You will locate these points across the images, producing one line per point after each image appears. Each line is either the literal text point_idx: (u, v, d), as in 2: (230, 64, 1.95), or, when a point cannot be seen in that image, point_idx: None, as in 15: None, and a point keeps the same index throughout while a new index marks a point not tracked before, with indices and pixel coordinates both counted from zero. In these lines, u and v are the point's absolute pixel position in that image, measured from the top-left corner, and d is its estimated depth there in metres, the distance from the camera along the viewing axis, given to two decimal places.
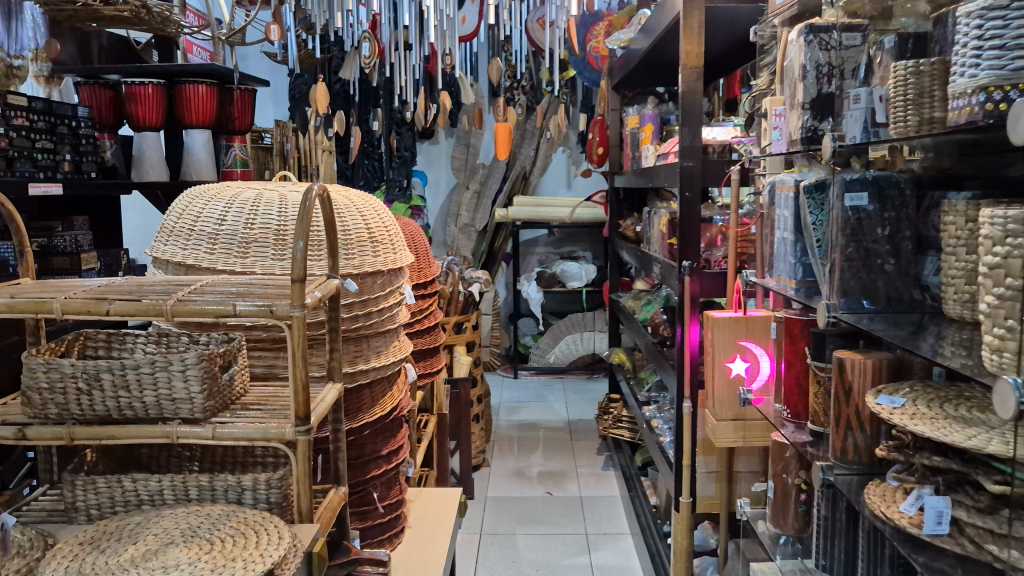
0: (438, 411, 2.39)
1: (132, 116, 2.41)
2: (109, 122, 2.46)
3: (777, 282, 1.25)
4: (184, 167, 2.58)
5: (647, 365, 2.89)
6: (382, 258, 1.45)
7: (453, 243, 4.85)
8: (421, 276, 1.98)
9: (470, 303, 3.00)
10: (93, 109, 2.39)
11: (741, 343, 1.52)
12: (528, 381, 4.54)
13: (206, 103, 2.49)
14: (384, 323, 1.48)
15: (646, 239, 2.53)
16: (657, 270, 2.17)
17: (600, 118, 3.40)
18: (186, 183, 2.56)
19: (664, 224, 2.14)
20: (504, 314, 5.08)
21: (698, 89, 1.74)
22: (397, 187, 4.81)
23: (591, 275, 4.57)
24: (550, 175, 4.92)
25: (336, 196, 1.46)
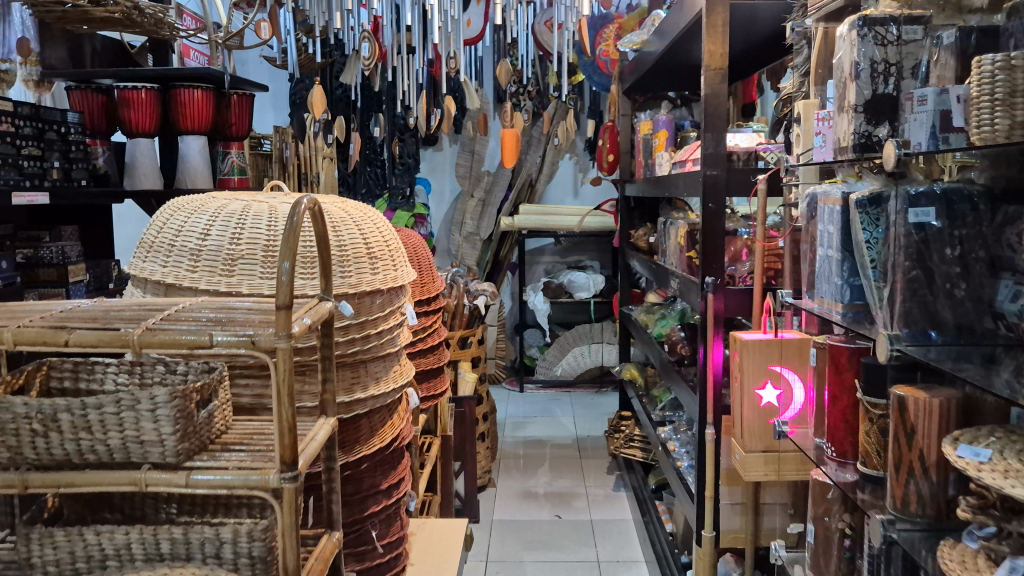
0: (442, 433, 2.27)
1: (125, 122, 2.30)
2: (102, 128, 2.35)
3: (819, 305, 1.12)
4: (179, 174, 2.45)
5: (660, 382, 2.78)
6: (381, 277, 1.33)
7: (457, 252, 4.74)
8: (425, 293, 1.86)
9: (476, 316, 2.89)
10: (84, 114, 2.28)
11: (773, 368, 1.39)
12: (534, 395, 4.42)
13: (202, 109, 2.37)
14: (383, 347, 1.36)
15: (661, 251, 2.41)
16: (675, 284, 2.05)
17: (610, 124, 3.28)
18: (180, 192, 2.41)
19: (682, 236, 2.01)
20: (509, 325, 4.96)
21: (723, 92, 1.62)
22: (399, 195, 4.71)
23: (600, 285, 4.45)
24: (557, 182, 4.80)
25: (331, 208, 1.33)
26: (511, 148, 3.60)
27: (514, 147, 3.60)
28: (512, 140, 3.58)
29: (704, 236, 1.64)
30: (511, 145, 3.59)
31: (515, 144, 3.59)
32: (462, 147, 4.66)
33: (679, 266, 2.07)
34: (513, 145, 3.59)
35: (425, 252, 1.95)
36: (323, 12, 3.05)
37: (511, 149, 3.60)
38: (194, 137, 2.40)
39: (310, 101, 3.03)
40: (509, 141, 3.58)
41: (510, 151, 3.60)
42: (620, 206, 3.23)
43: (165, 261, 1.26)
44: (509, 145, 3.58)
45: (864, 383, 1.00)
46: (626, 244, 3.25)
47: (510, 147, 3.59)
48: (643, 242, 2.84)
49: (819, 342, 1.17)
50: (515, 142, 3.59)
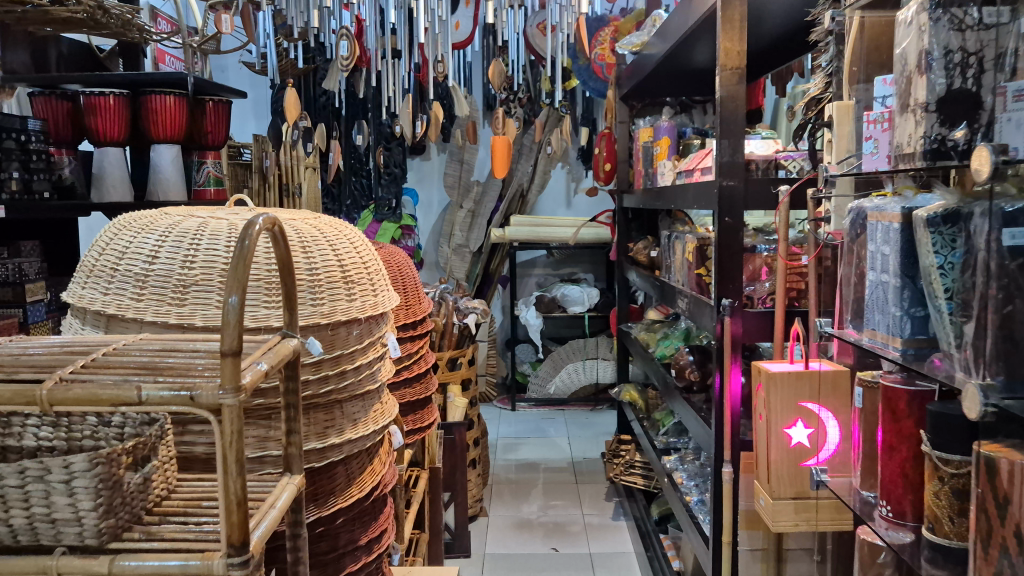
0: (430, 465, 2.09)
1: (91, 130, 2.04)
2: (68, 137, 2.09)
3: (870, 339, 0.96)
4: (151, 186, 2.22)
5: (663, 405, 2.63)
6: (359, 303, 1.17)
7: (446, 265, 4.57)
8: (410, 317, 1.69)
9: (465, 336, 2.72)
10: (46, 123, 2.02)
11: (803, 406, 1.23)
12: (527, 414, 4.25)
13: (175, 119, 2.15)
14: (362, 384, 1.20)
15: (664, 266, 2.25)
16: (683, 304, 1.89)
17: (606, 132, 3.12)
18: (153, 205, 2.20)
19: (691, 251, 1.87)
20: (500, 340, 4.80)
21: (740, 95, 1.47)
22: (386, 207, 4.56)
23: (594, 300, 4.29)
24: (548, 193, 4.65)
25: (300, 225, 1.17)
26: (500, 158, 3.44)
27: (504, 157, 3.44)
28: (502, 150, 3.42)
29: (720, 254, 1.48)
30: (501, 154, 3.43)
31: (506, 154, 3.43)
32: (450, 156, 4.50)
33: (687, 285, 1.91)
34: (504, 154, 3.43)
35: (409, 269, 1.79)
36: (303, 12, 2.89)
37: (501, 159, 3.44)
38: (166, 146, 2.17)
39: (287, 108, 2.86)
40: (500, 151, 3.42)
41: (500, 161, 3.45)
42: (618, 218, 3.07)
43: (107, 287, 1.09)
44: (499, 155, 3.43)
45: (930, 436, 0.84)
46: (624, 257, 3.09)
47: (500, 157, 3.44)
48: (643, 256, 2.69)
49: (866, 381, 1.01)
50: (505, 152, 3.42)
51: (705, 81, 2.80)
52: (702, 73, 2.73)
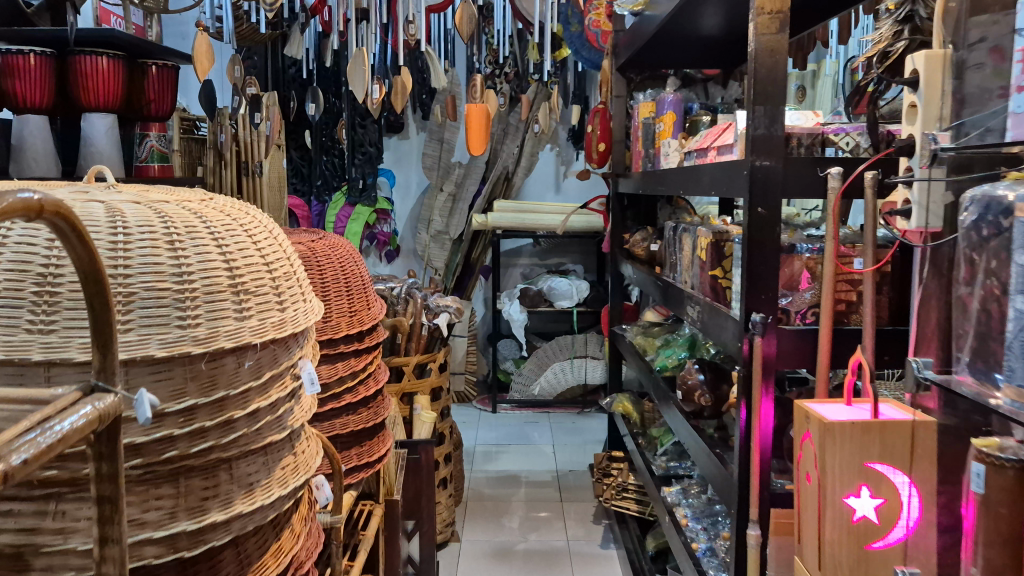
0: (386, 497, 1.76)
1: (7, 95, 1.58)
2: None
3: (1012, 401, 0.63)
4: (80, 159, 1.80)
5: (661, 422, 2.34)
6: (253, 324, 0.82)
7: (424, 252, 4.24)
8: (354, 329, 1.35)
9: (436, 338, 2.39)
10: None
11: (870, 468, 0.90)
12: (508, 417, 3.93)
13: (111, 84, 1.79)
14: (261, 434, 0.86)
15: (667, 265, 1.92)
16: (693, 312, 1.56)
17: (600, 107, 2.77)
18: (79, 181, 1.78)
19: (704, 248, 1.54)
20: (481, 335, 4.47)
21: (782, 47, 1.12)
22: (359, 188, 4.24)
23: (583, 294, 3.97)
24: (536, 176, 4.32)
25: (170, 210, 0.82)
26: (478, 136, 3.10)
27: (481, 133, 3.09)
28: (480, 126, 3.07)
29: (749, 254, 1.15)
30: (477, 132, 3.09)
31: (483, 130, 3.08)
32: (430, 135, 4.14)
33: (699, 289, 1.58)
34: (482, 131, 3.08)
35: (356, 266, 1.44)
36: None
37: (479, 139, 3.12)
38: (100, 115, 1.79)
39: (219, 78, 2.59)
40: (477, 129, 3.09)
41: (479, 141, 3.12)
42: (612, 204, 2.74)
43: None
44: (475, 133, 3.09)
45: None
46: (619, 250, 2.75)
47: (478, 136, 3.10)
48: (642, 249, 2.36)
49: (989, 457, 0.68)
50: (484, 129, 3.08)
51: (715, 50, 2.47)
52: (712, 42, 2.39)
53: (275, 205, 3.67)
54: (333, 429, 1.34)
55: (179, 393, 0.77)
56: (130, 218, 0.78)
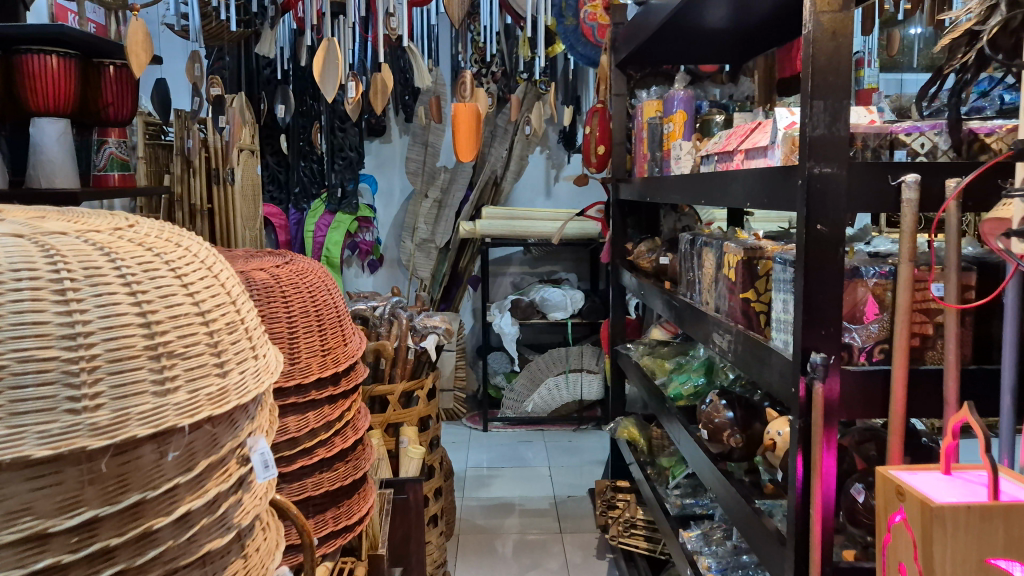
0: (370, 552, 1.55)
1: None
2: None
3: None
4: (28, 171, 1.56)
5: (671, 450, 2.14)
6: (181, 399, 0.61)
7: (409, 262, 4.03)
8: (325, 372, 1.14)
9: (423, 362, 2.18)
10: None
11: (991, 567, 0.70)
12: (500, 436, 3.73)
13: (62, 86, 1.56)
14: (196, 542, 0.64)
15: (682, 282, 1.72)
16: (721, 339, 1.35)
17: (598, 106, 2.54)
18: (28, 194, 1.54)
19: (733, 267, 1.34)
20: (470, 348, 4.26)
21: (845, 28, 0.92)
22: (340, 196, 4.06)
23: (578, 304, 3.76)
24: (526, 181, 4.12)
25: (62, 243, 0.60)
26: (465, 142, 2.88)
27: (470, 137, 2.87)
28: (467, 128, 2.85)
29: (807, 280, 0.95)
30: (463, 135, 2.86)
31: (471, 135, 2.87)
32: (413, 138, 3.93)
33: (727, 314, 1.37)
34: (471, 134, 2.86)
35: (329, 295, 1.23)
36: None
37: (467, 144, 2.89)
38: (52, 119, 1.55)
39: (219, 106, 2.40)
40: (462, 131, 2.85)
41: (466, 147, 2.90)
42: (612, 212, 2.53)
43: None
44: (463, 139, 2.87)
45: None
46: (620, 261, 2.55)
47: (465, 139, 2.88)
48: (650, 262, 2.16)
49: None
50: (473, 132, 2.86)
51: (724, 44, 2.27)
52: (721, 37, 2.21)
53: (249, 215, 3.45)
54: (304, 491, 1.13)
55: (71, 504, 0.55)
56: (3, 258, 0.57)
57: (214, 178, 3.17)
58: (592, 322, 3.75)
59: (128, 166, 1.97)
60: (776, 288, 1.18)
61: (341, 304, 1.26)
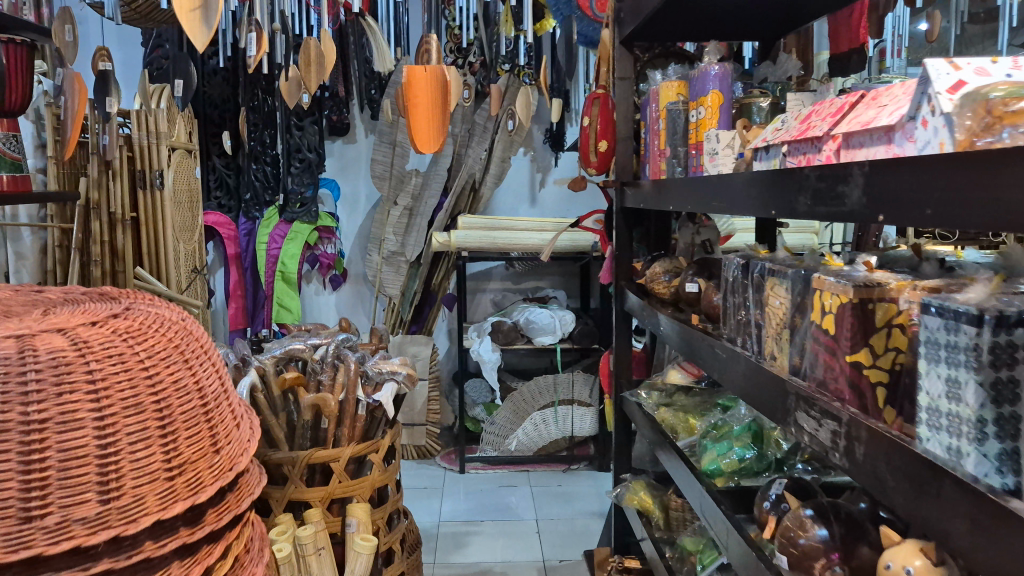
0: None
1: None
2: None
3: None
4: None
5: (697, 528, 1.68)
6: None
7: (375, 277, 3.58)
8: (168, 510, 0.83)
9: (378, 420, 1.71)
10: None
11: None
12: (480, 479, 3.27)
13: None
14: None
15: (725, 322, 1.26)
16: (810, 423, 0.89)
17: (599, 91, 2.07)
18: None
19: (834, 314, 0.87)
20: (445, 375, 3.79)
21: None
22: (297, 202, 3.60)
23: (568, 327, 3.29)
24: (507, 185, 3.65)
25: None
26: (423, 129, 2.57)
27: (432, 123, 2.56)
28: (428, 112, 2.52)
29: None
30: (420, 120, 2.54)
31: (435, 119, 2.56)
32: (378, 137, 3.46)
33: (821, 384, 0.90)
34: (436, 116, 2.55)
35: (184, 375, 0.91)
36: None
37: (428, 132, 2.59)
38: None
39: (69, 104, 1.68)
40: (417, 114, 2.52)
41: (426, 137, 2.60)
42: (616, 222, 2.06)
43: None
44: (420, 125, 2.56)
45: None
46: (626, 282, 2.07)
47: (420, 124, 2.55)
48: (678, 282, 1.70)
49: None
50: (438, 113, 2.54)
51: (758, 15, 1.81)
52: (755, 7, 1.76)
53: (185, 225, 2.98)
54: None
55: None
56: None
57: (139, 182, 2.73)
58: (584, 348, 3.28)
59: (19, 165, 1.59)
60: (928, 360, 0.72)
61: (205, 381, 0.96)
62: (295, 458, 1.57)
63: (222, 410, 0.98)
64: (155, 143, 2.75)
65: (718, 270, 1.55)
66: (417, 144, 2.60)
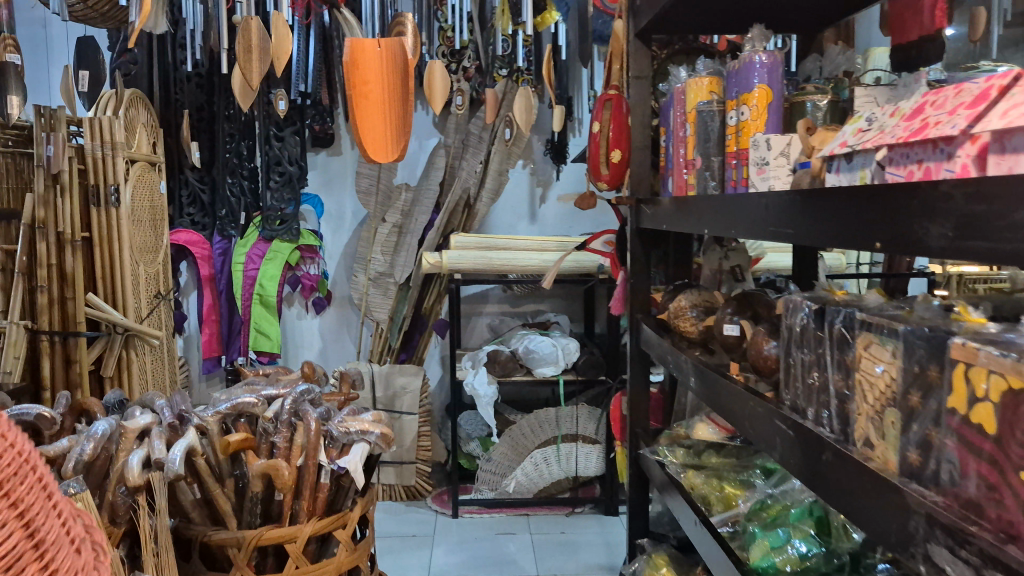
0: None
1: None
2: None
3: None
4: None
5: None
6: None
7: (362, 300, 3.28)
8: None
9: (346, 489, 1.41)
10: None
11: None
12: (474, 525, 2.96)
13: None
14: None
15: (788, 386, 0.96)
16: (957, 569, 0.58)
17: (612, 92, 1.78)
18: None
19: (997, 405, 0.57)
20: (438, 407, 3.49)
21: None
22: (277, 218, 3.31)
23: (571, 357, 3.00)
24: (505, 201, 3.36)
25: None
26: (374, 128, 2.47)
27: (385, 118, 2.45)
28: (379, 103, 2.42)
29: None
30: (369, 115, 2.44)
31: (389, 114, 2.45)
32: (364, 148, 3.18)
33: (970, 506, 0.60)
34: (390, 107, 2.43)
35: None
36: None
37: (378, 132, 2.47)
38: None
39: None
40: (366, 111, 2.43)
41: (378, 140, 2.49)
42: (631, 243, 1.77)
43: None
44: (370, 121, 2.44)
45: None
46: (642, 315, 1.78)
47: (370, 121, 2.45)
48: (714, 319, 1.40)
49: None
50: (392, 104, 2.42)
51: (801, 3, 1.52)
52: None
53: (146, 245, 2.68)
54: None
55: None
56: None
57: (91, 198, 2.43)
58: (589, 380, 2.98)
59: None
60: None
61: (18, 498, 0.55)
62: (241, 540, 1.27)
63: (63, 546, 0.57)
64: (110, 154, 2.44)
65: (765, 310, 1.25)
66: (367, 148, 2.49)
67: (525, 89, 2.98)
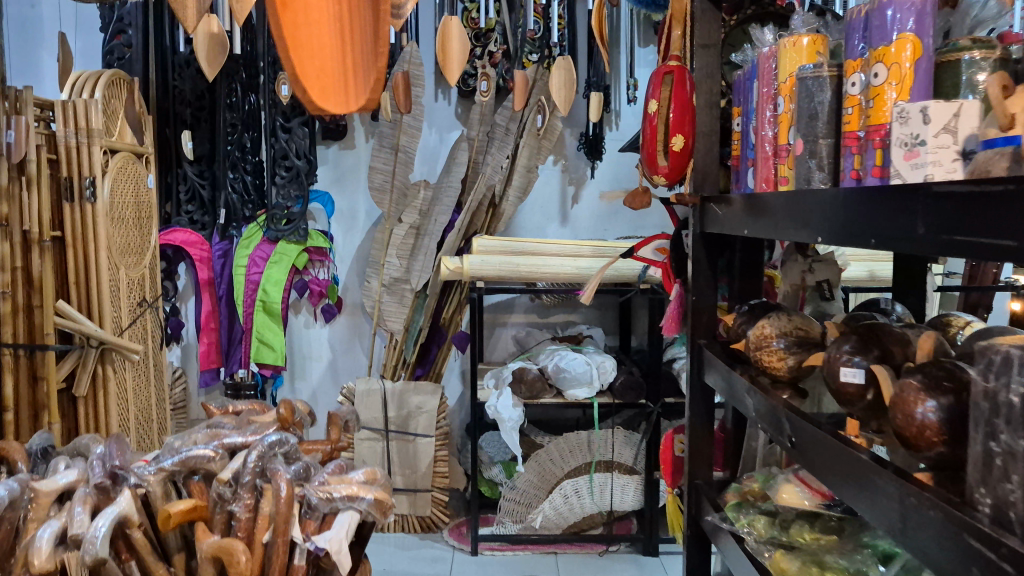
0: None
1: None
2: None
3: None
4: None
5: None
6: None
7: (374, 309, 2.96)
8: None
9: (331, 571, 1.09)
10: None
11: None
12: (496, 565, 2.64)
13: None
14: None
15: (980, 485, 0.62)
16: None
17: (672, 63, 1.42)
18: None
19: None
20: (457, 428, 3.17)
21: None
22: (283, 218, 3.01)
23: (607, 377, 2.66)
24: (533, 201, 3.04)
25: None
26: (318, 52, 1.24)
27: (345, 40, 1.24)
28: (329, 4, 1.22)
29: None
30: (308, 26, 1.22)
31: (350, 23, 1.23)
32: (378, 140, 2.85)
33: None
34: (355, 8, 1.22)
35: None
36: None
37: (332, 61, 1.24)
38: None
39: None
40: (300, 14, 1.21)
41: (330, 74, 1.25)
42: (694, 251, 1.43)
43: None
44: (313, 42, 1.23)
45: None
46: (707, 341, 1.44)
47: (309, 36, 1.23)
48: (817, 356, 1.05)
49: None
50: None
51: None
52: None
53: (128, 247, 2.37)
54: None
55: None
56: None
57: (64, 193, 2.14)
58: (628, 404, 2.63)
59: None
60: None
61: None
62: None
63: None
64: (86, 143, 2.15)
65: (898, 350, 0.91)
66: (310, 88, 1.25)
67: (564, 59, 2.65)
